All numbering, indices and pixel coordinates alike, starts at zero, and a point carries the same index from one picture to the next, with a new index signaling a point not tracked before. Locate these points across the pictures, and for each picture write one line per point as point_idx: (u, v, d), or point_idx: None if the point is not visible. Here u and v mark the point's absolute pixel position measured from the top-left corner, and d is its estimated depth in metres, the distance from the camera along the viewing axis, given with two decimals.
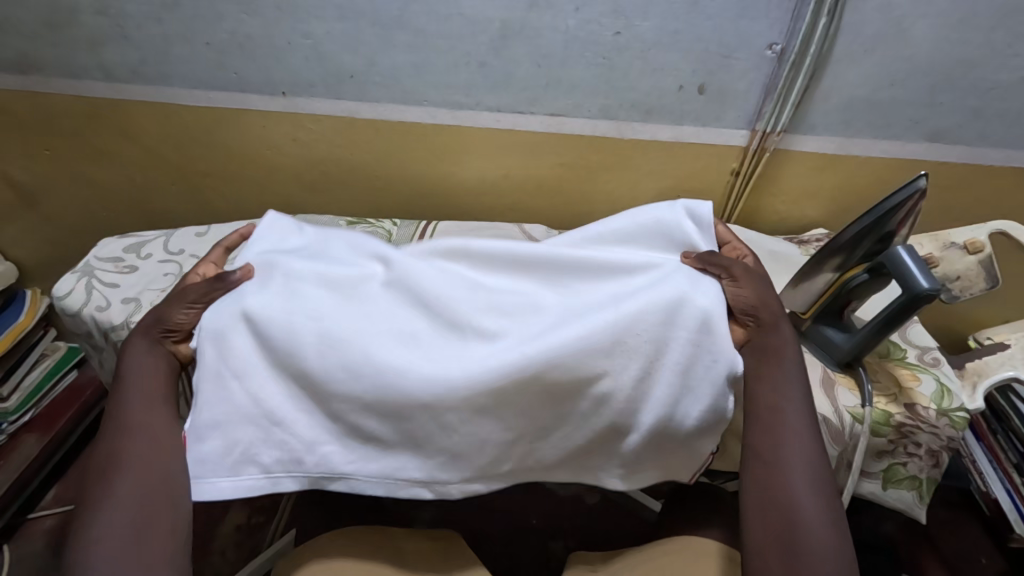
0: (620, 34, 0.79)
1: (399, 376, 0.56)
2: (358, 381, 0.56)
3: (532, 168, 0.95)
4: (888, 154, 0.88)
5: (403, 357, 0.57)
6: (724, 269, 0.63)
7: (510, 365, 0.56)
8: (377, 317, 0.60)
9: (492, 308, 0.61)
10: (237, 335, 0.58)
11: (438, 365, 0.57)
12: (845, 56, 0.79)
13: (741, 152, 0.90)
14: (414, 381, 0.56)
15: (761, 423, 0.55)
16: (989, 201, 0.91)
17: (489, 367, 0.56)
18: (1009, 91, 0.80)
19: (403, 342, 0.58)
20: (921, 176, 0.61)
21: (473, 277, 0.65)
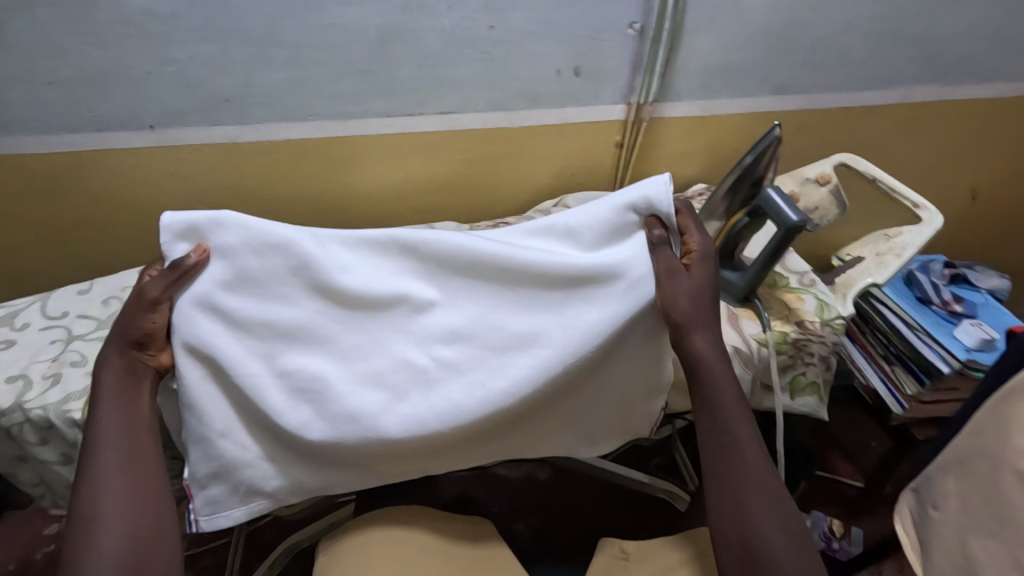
0: (494, 27, 0.82)
1: (370, 415, 0.60)
2: (326, 424, 0.60)
3: (432, 168, 0.96)
4: (745, 109, 0.99)
5: (378, 401, 0.61)
6: (661, 273, 0.64)
7: (484, 397, 0.61)
8: (341, 348, 0.63)
9: (455, 331, 0.64)
10: (205, 405, 0.60)
11: (415, 405, 0.61)
12: (695, 27, 0.88)
13: (622, 124, 0.97)
14: (383, 418, 0.61)
15: (712, 444, 0.59)
16: (830, 139, 1.06)
17: (469, 396, 0.61)
18: (827, 44, 0.93)
19: (381, 387, 0.62)
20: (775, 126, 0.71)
21: (471, 269, 0.66)
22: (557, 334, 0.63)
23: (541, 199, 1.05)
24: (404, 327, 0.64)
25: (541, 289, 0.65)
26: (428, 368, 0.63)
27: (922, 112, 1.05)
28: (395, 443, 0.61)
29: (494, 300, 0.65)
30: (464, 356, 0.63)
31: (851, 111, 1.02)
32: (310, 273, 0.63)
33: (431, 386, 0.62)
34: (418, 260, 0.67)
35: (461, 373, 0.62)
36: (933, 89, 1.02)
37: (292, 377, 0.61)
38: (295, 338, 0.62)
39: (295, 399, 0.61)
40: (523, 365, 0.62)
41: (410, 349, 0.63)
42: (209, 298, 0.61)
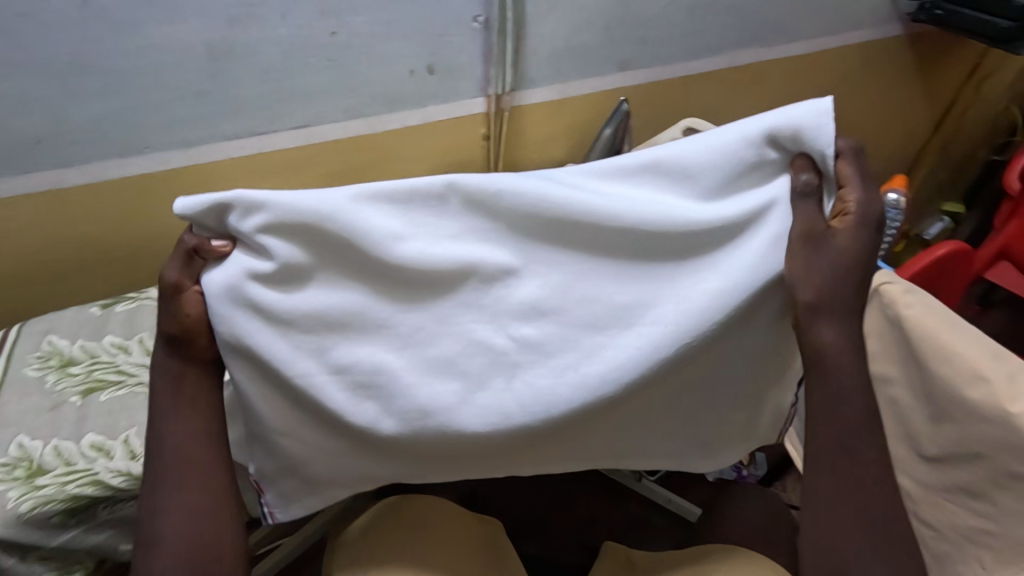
0: (336, 33, 0.79)
1: (459, 418, 0.55)
2: (396, 417, 0.56)
3: (297, 186, 0.91)
4: (597, 88, 1.04)
5: (450, 392, 0.56)
6: (802, 236, 0.54)
7: (579, 381, 0.55)
8: (415, 340, 0.57)
9: (553, 315, 0.56)
10: (255, 402, 0.58)
11: (493, 394, 0.56)
12: (538, 15, 0.90)
13: (484, 117, 0.98)
14: (460, 412, 0.55)
15: (830, 458, 0.54)
16: (676, 107, 1.14)
17: (558, 383, 0.55)
18: (657, 20, 1.00)
19: (450, 373, 0.56)
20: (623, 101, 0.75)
21: (552, 228, 0.57)
22: (664, 311, 0.56)
23: None
24: (479, 307, 0.57)
25: (654, 245, 0.57)
26: (508, 351, 0.56)
27: (748, 73, 1.16)
28: (477, 438, 0.56)
29: (578, 259, 0.57)
30: (550, 335, 0.56)
31: (689, 79, 1.11)
32: (360, 250, 0.55)
33: (519, 376, 0.56)
34: (499, 225, 0.57)
35: (548, 358, 0.56)
36: (753, 53, 1.14)
37: (351, 372, 0.56)
38: (346, 329, 0.56)
39: (357, 394, 0.56)
40: (621, 350, 0.56)
41: (485, 329, 0.57)
42: (247, 294, 0.55)
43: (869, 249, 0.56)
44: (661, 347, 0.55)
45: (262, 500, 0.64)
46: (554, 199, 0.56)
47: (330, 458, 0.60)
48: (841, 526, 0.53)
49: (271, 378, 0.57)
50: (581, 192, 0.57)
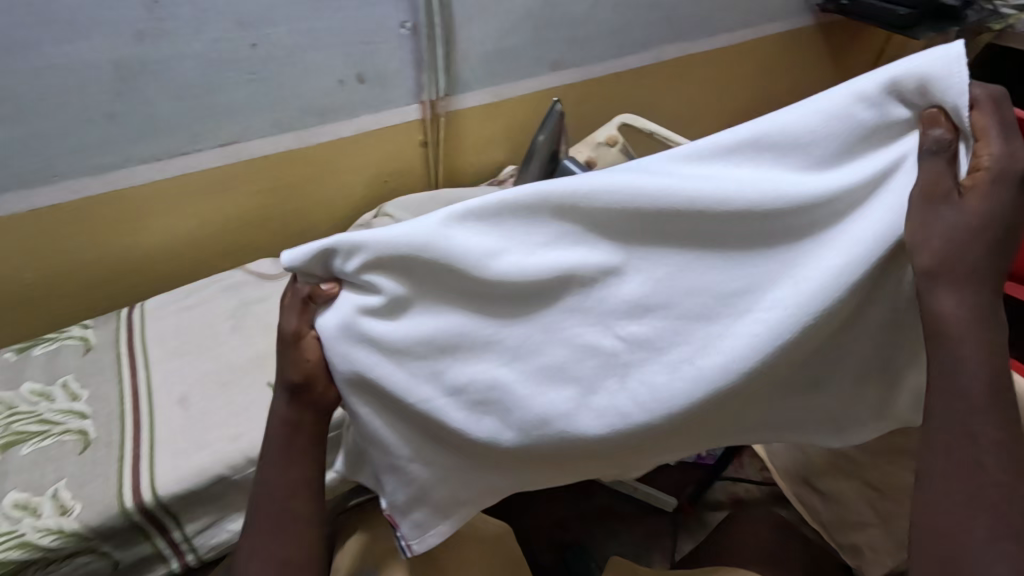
0: (256, 45, 0.76)
1: (577, 432, 0.48)
2: (521, 430, 0.49)
3: (230, 206, 0.87)
4: (532, 90, 1.04)
5: (566, 401, 0.49)
6: (924, 190, 0.43)
7: (697, 380, 0.47)
8: (527, 356, 0.49)
9: (670, 314, 0.48)
10: (385, 434, 0.51)
11: (607, 402, 0.48)
12: (465, 18, 0.90)
13: (421, 123, 0.96)
14: (579, 422, 0.48)
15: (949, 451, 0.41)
16: (611, 103, 1.16)
17: (671, 385, 0.47)
18: (583, 19, 1.01)
19: (560, 380, 0.49)
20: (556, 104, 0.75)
21: (660, 214, 0.47)
22: (779, 295, 0.46)
23: (360, 212, 1.01)
24: (581, 311, 0.49)
25: (785, 223, 0.46)
26: (618, 353, 0.48)
27: (675, 67, 1.20)
28: (602, 447, 0.49)
29: (684, 244, 0.48)
30: (659, 331, 0.48)
31: (620, 76, 1.13)
32: (453, 266, 0.47)
33: (633, 381, 0.48)
34: (590, 227, 0.49)
35: (658, 355, 0.48)
36: (679, 48, 1.17)
37: (468, 390, 0.49)
38: (455, 351, 0.49)
39: (475, 412, 0.49)
40: (739, 338, 0.46)
41: (592, 333, 0.49)
42: (353, 336, 0.48)
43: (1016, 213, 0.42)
44: (781, 338, 0.45)
45: (398, 533, 0.55)
46: (651, 192, 0.46)
47: (452, 476, 0.53)
48: (959, 531, 0.40)
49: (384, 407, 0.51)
50: (675, 178, 0.47)
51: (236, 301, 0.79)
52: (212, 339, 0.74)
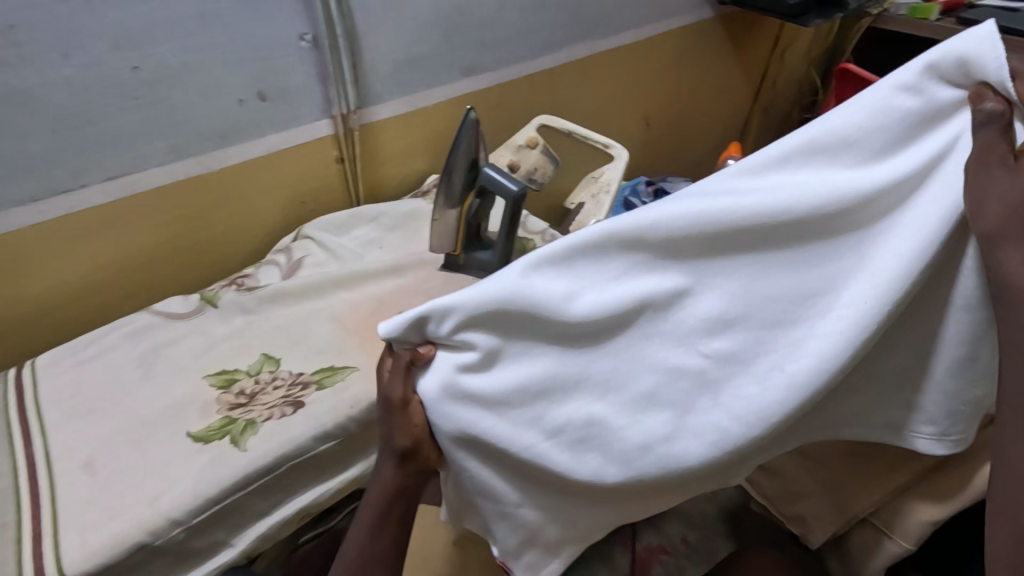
0: (139, 67, 0.70)
1: (674, 456, 0.46)
2: (622, 464, 0.47)
3: (128, 243, 0.79)
4: (447, 96, 1.02)
5: (661, 423, 0.46)
6: (978, 158, 0.40)
7: (790, 389, 0.43)
8: (615, 388, 0.47)
9: (755, 322, 0.45)
10: (493, 480, 0.53)
11: (697, 424, 0.45)
12: (370, 28, 0.86)
13: (334, 139, 0.92)
14: (680, 446, 0.46)
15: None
16: (529, 105, 1.16)
17: (760, 399, 0.44)
18: (492, 23, 1.01)
19: (651, 406, 0.47)
20: (470, 111, 0.72)
21: (738, 223, 0.44)
22: (857, 289, 0.43)
23: (278, 237, 0.95)
24: (654, 334, 0.46)
25: (859, 211, 0.43)
26: (704, 371, 0.45)
27: (588, 65, 1.21)
28: (699, 472, 0.46)
29: (764, 249, 0.45)
30: (741, 343, 0.45)
31: (534, 78, 1.13)
32: (535, 318, 0.47)
33: (722, 400, 0.45)
34: (658, 250, 0.46)
35: (746, 367, 0.45)
36: (589, 46, 1.19)
37: (567, 429, 0.48)
38: (547, 396, 0.48)
39: (577, 452, 0.48)
40: (825, 337, 0.43)
41: (673, 354, 0.46)
42: (459, 396, 0.49)
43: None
44: (867, 331, 0.42)
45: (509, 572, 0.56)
46: (714, 208, 0.44)
47: (555, 512, 0.53)
48: None
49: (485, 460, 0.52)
50: (732, 191, 0.45)
51: (144, 347, 0.72)
52: (119, 392, 0.67)
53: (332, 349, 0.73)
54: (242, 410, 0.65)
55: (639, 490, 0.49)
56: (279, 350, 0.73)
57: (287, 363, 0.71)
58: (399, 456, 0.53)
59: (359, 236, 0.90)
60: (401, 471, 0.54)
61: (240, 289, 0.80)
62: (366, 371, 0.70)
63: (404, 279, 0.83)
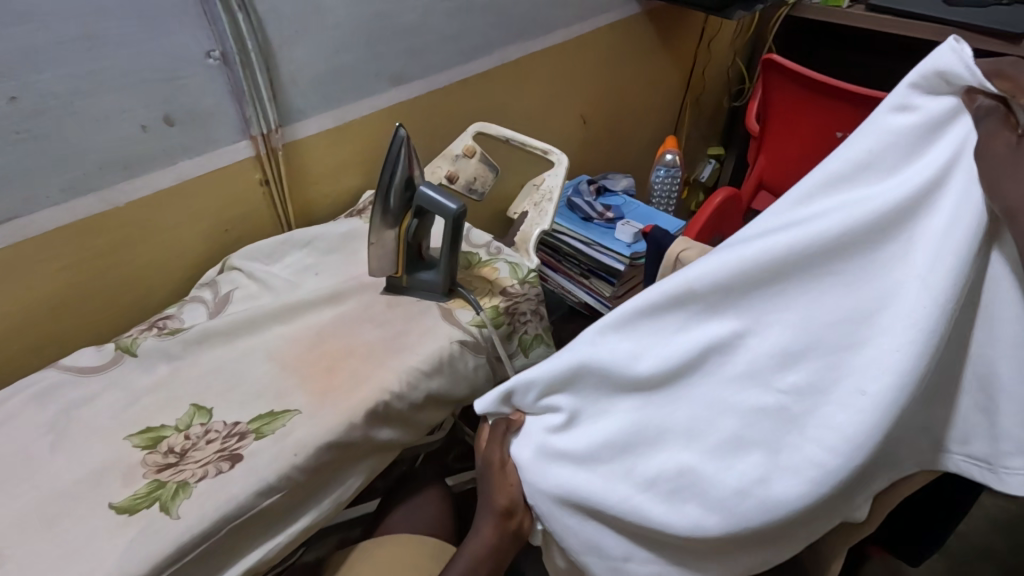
0: (18, 97, 0.62)
1: (766, 488, 0.48)
2: (714, 510, 0.51)
3: (25, 293, 0.70)
4: (378, 108, 0.97)
5: (751, 464, 0.49)
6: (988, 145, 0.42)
7: (867, 412, 0.44)
8: (697, 433, 0.52)
9: (812, 354, 0.48)
10: (599, 531, 0.59)
11: (781, 462, 0.48)
12: (285, 39, 0.80)
13: (256, 161, 0.86)
14: (767, 484, 0.48)
15: None
16: (465, 111, 1.12)
17: (837, 427, 0.45)
18: (418, 29, 0.96)
19: (736, 449, 0.50)
20: (399, 128, 0.69)
21: (785, 278, 0.49)
22: (908, 299, 0.43)
23: (204, 270, 0.88)
24: (720, 377, 0.52)
25: (910, 230, 0.46)
26: (781, 407, 0.48)
27: (521, 66, 1.19)
28: (796, 510, 0.48)
29: (820, 292, 0.48)
30: (813, 372, 0.47)
31: (468, 82, 1.10)
32: (613, 376, 0.56)
33: (803, 431, 0.47)
34: (717, 302, 0.51)
35: (824, 396, 0.47)
36: (520, 47, 1.16)
37: (660, 479, 0.53)
38: (636, 450, 0.55)
39: (674, 500, 0.53)
40: (882, 352, 0.44)
41: (743, 395, 0.50)
42: (557, 459, 0.60)
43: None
44: (928, 340, 0.43)
45: None
46: (755, 258, 0.50)
47: (685, 556, 0.56)
48: None
49: (586, 513, 0.59)
50: (782, 238, 0.49)
51: (53, 409, 0.65)
52: (24, 466, 0.59)
53: (271, 391, 0.67)
54: (172, 472, 0.59)
55: (754, 539, 0.52)
56: (210, 398, 0.66)
57: (221, 412, 0.65)
58: (502, 515, 0.65)
59: (292, 262, 0.85)
60: (501, 527, 0.66)
61: (162, 333, 0.73)
62: (309, 412, 0.65)
63: (345, 306, 0.78)
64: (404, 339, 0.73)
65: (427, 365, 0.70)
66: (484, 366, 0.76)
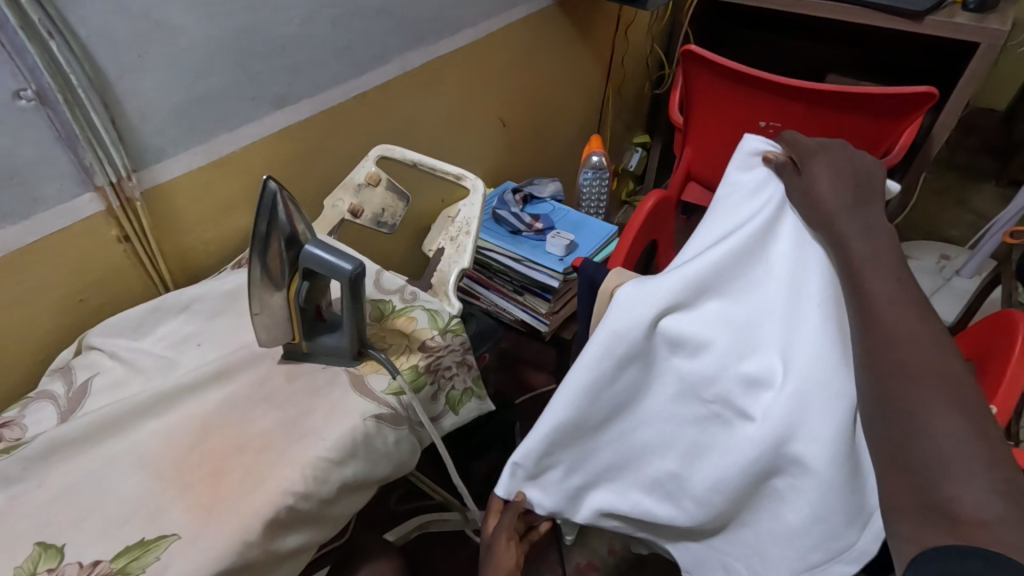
0: None
1: (730, 481, 0.57)
2: (704, 504, 0.60)
3: None
4: (260, 136, 0.84)
5: (716, 463, 0.58)
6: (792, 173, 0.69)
7: (786, 401, 0.54)
8: (663, 445, 0.61)
9: (729, 367, 0.57)
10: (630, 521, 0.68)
11: (734, 454, 0.57)
12: (126, 68, 0.66)
13: (108, 216, 0.71)
14: (731, 477, 0.57)
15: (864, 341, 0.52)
16: (368, 129, 1.00)
17: (768, 418, 0.55)
18: (298, 42, 0.83)
19: (698, 450, 0.59)
20: (268, 178, 0.58)
21: (697, 310, 0.59)
22: (792, 308, 0.58)
23: (56, 351, 0.72)
24: (663, 398, 0.60)
25: (770, 261, 0.62)
26: (719, 412, 0.58)
27: (427, 73, 1.08)
28: (756, 488, 0.58)
29: (725, 317, 0.59)
30: (735, 379, 0.57)
31: (367, 96, 0.97)
32: (573, 425, 0.60)
33: (740, 426, 0.57)
34: (649, 342, 0.58)
35: (751, 396, 0.56)
36: (423, 52, 1.05)
37: (654, 484, 0.62)
38: (627, 469, 0.63)
39: (672, 498, 0.62)
40: (783, 350, 0.56)
41: (684, 408, 0.59)
42: (580, 495, 0.66)
43: (847, 159, 0.68)
44: (814, 334, 0.55)
45: None
46: (669, 298, 0.57)
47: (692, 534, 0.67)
48: (905, 360, 0.49)
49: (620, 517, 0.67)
50: (687, 280, 0.58)
51: None
52: None
53: (142, 512, 0.54)
54: None
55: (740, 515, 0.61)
56: (59, 532, 0.52)
57: (75, 549, 0.51)
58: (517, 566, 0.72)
59: (166, 334, 0.71)
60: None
61: None
62: (191, 535, 0.52)
63: (233, 385, 0.66)
64: (307, 422, 0.62)
65: (337, 452, 0.60)
66: (407, 438, 0.66)
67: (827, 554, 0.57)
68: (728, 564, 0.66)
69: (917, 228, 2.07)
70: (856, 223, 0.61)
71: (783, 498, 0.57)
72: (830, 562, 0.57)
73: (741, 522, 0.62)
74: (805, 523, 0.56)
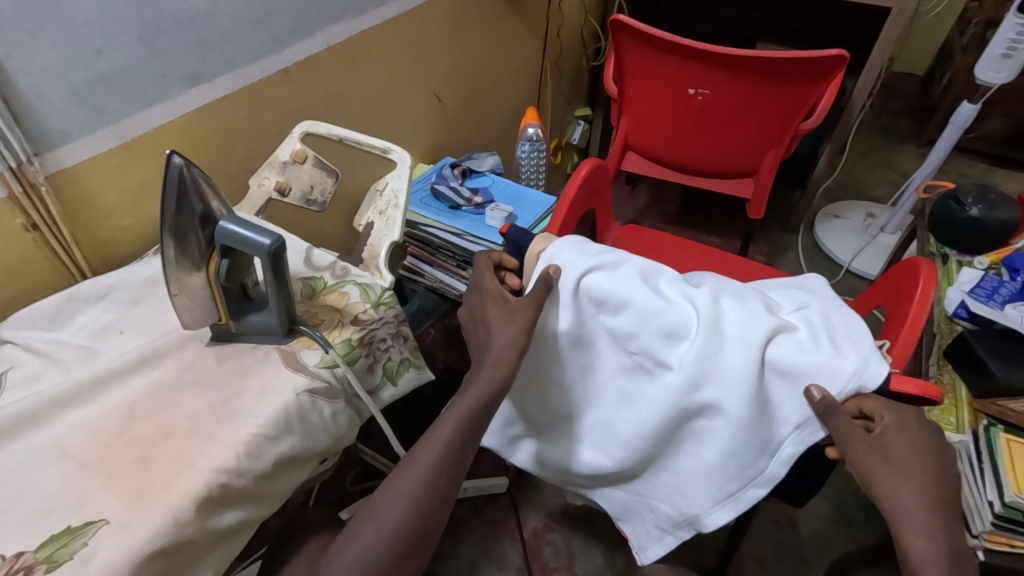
0: None
1: (648, 427, 0.63)
2: (625, 451, 0.66)
3: None
4: (174, 116, 0.81)
5: (638, 411, 0.64)
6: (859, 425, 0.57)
7: (699, 355, 0.58)
8: (594, 396, 0.68)
9: (646, 324, 0.61)
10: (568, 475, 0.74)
11: (654, 402, 0.62)
12: (15, 44, 0.62)
13: (11, 203, 0.67)
14: (650, 420, 0.63)
15: None
16: (294, 107, 0.98)
17: (681, 368, 0.60)
18: (208, 16, 0.80)
19: (624, 399, 0.66)
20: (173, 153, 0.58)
21: (628, 274, 0.63)
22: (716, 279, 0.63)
23: None
24: (592, 352, 0.66)
25: None
26: (642, 363, 0.63)
27: (354, 48, 1.06)
28: (672, 432, 0.63)
29: (653, 284, 0.63)
30: (653, 336, 0.61)
31: (290, 73, 0.95)
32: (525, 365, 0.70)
33: (658, 376, 0.62)
34: (574, 301, 0.64)
35: (668, 349, 0.61)
36: (347, 26, 1.03)
37: (591, 432, 0.69)
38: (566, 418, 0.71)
39: (602, 446, 0.68)
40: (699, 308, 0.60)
41: (611, 359, 0.65)
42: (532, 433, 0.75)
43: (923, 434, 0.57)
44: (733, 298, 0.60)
45: (636, 547, 0.74)
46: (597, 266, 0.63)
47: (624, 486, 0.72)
48: None
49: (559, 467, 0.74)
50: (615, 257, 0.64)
51: None
52: None
53: (67, 502, 0.52)
54: None
55: (663, 459, 0.67)
56: None
57: None
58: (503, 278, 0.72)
59: (87, 323, 0.69)
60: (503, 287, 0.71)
61: None
62: (121, 519, 0.51)
63: (159, 371, 0.65)
64: (239, 401, 0.62)
65: (270, 429, 0.60)
66: (344, 411, 0.67)
67: (741, 482, 0.62)
68: (654, 511, 0.70)
69: (845, 187, 2.18)
70: (924, 498, 0.55)
71: (701, 437, 0.63)
72: (744, 488, 0.62)
73: (667, 468, 0.67)
74: (721, 461, 0.61)
